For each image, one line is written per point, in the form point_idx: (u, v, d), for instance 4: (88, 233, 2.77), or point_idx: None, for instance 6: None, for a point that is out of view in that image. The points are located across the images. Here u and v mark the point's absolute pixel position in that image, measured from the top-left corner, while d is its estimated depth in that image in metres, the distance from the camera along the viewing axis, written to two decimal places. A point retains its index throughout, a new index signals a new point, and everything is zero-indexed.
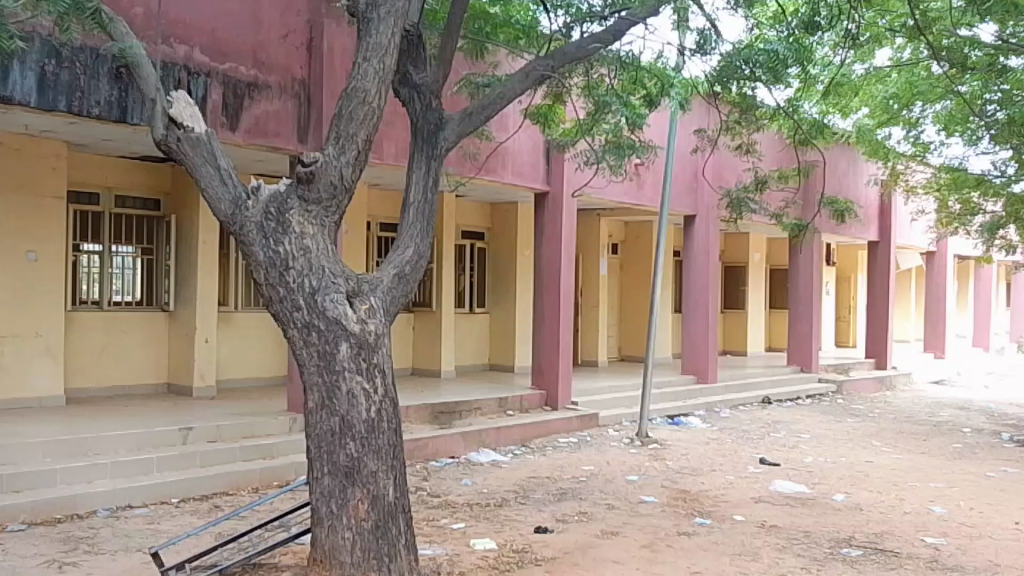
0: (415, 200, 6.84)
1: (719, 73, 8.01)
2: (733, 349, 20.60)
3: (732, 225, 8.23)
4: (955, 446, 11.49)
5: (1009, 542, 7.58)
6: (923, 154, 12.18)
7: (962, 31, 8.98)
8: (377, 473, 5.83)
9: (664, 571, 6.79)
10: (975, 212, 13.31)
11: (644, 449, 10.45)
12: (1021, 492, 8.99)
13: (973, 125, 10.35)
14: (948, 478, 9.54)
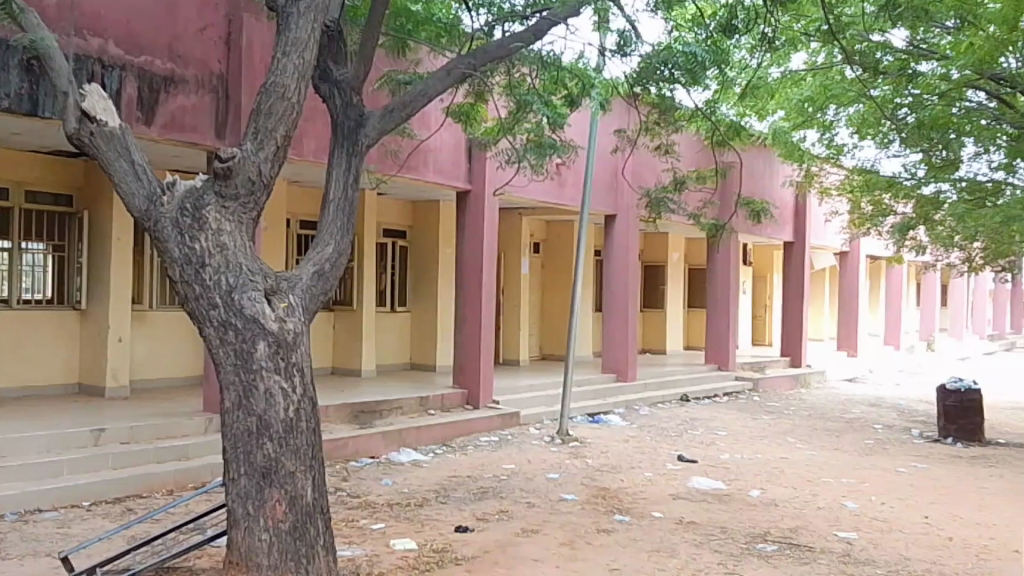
0: (336, 197, 6.60)
1: (639, 73, 8.03)
2: (653, 348, 20.85)
3: (652, 225, 8.36)
4: (866, 442, 11.80)
5: (918, 535, 7.74)
6: (836, 156, 12.52)
7: (874, 36, 9.29)
8: (295, 473, 5.63)
9: (583, 569, 6.79)
10: (885, 213, 13.47)
11: (565, 448, 10.50)
12: (927, 487, 9.24)
13: (883, 128, 10.63)
14: (860, 474, 9.77)
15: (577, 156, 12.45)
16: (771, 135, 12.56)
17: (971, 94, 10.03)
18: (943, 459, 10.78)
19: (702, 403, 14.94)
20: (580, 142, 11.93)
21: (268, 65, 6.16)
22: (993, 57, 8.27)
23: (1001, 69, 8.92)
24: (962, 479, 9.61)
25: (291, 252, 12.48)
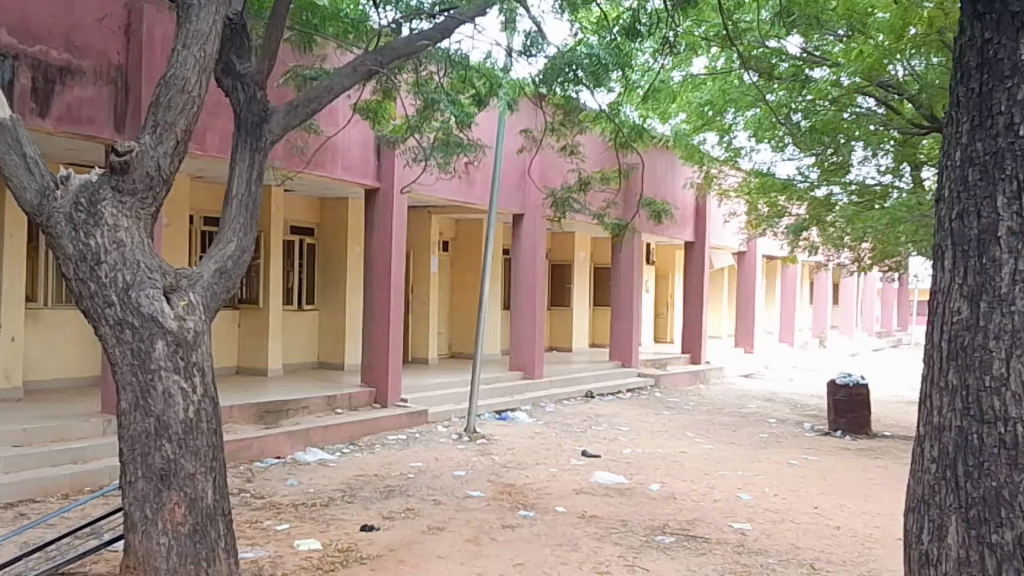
0: (238, 193, 6.34)
1: (545, 74, 8.03)
2: (560, 345, 21.12)
3: (557, 224, 8.60)
4: (761, 435, 12.24)
5: (807, 525, 8.08)
6: (735, 159, 13.00)
7: (771, 43, 9.67)
8: (194, 475, 5.28)
9: (486, 564, 6.86)
10: (780, 215, 14.11)
11: (472, 445, 10.58)
12: (816, 479, 9.66)
13: (777, 132, 11.13)
14: (753, 467, 10.15)
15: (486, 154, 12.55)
16: (673, 137, 12.96)
17: (861, 101, 10.57)
18: (832, 452, 11.26)
19: (606, 398, 15.27)
20: (488, 141, 12.09)
21: (168, 58, 5.81)
22: (880, 65, 8.67)
23: (887, 77, 9.38)
24: (847, 470, 10.09)
25: (192, 249, 12.20)
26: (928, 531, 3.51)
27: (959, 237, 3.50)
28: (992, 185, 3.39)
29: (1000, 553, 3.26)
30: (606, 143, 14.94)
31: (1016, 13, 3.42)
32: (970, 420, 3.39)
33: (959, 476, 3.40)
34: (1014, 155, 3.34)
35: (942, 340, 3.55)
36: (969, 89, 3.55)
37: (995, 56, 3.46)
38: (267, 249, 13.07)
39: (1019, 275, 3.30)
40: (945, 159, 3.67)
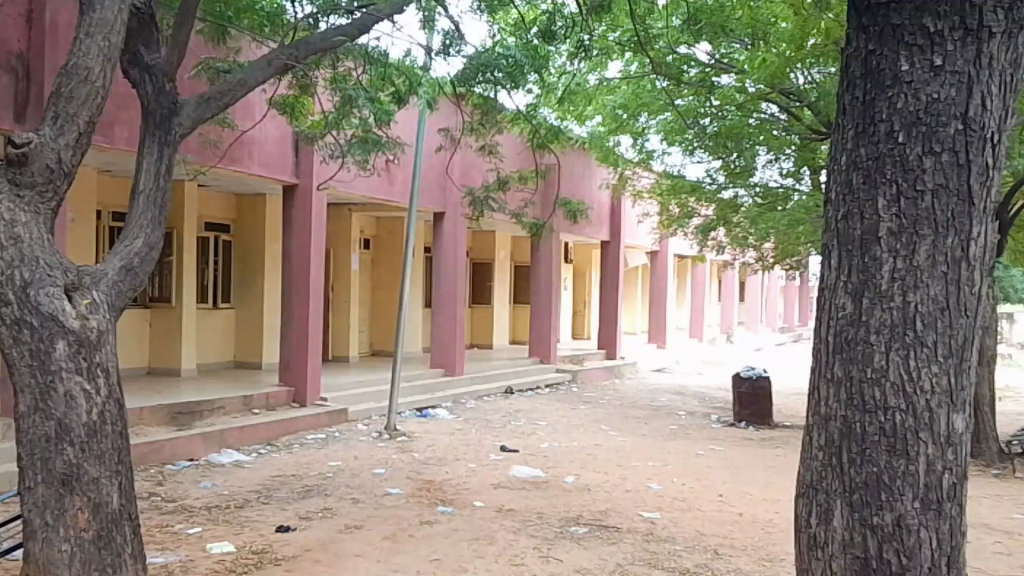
0: (145, 188, 6.18)
1: (464, 74, 8.10)
2: (481, 342, 21.24)
3: (475, 222, 8.68)
4: (671, 428, 12.59)
5: (713, 512, 8.37)
6: (647, 161, 13.55)
7: (682, 50, 9.95)
8: (99, 479, 5.10)
9: (403, 561, 6.86)
10: (690, 215, 14.54)
11: (393, 442, 10.56)
12: (722, 469, 9.98)
13: (686, 136, 11.51)
14: (663, 458, 10.44)
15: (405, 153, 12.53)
16: (588, 139, 13.17)
17: (765, 107, 10.99)
18: (737, 442, 11.66)
19: (525, 394, 15.43)
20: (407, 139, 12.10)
21: (69, 47, 5.63)
22: (780, 74, 9.04)
23: (789, 84, 9.77)
24: (751, 460, 10.48)
25: (100, 245, 11.80)
26: (815, 516, 3.49)
27: (843, 237, 3.44)
28: (873, 189, 3.34)
29: (881, 533, 3.31)
30: (524, 142, 15.00)
31: (897, 25, 3.33)
32: (853, 409, 3.37)
33: (844, 462, 3.39)
34: (894, 160, 3.30)
35: (828, 334, 3.50)
36: (854, 97, 3.48)
37: (878, 66, 3.38)
38: (180, 246, 12.73)
39: (899, 274, 3.29)
40: (832, 159, 3.59)
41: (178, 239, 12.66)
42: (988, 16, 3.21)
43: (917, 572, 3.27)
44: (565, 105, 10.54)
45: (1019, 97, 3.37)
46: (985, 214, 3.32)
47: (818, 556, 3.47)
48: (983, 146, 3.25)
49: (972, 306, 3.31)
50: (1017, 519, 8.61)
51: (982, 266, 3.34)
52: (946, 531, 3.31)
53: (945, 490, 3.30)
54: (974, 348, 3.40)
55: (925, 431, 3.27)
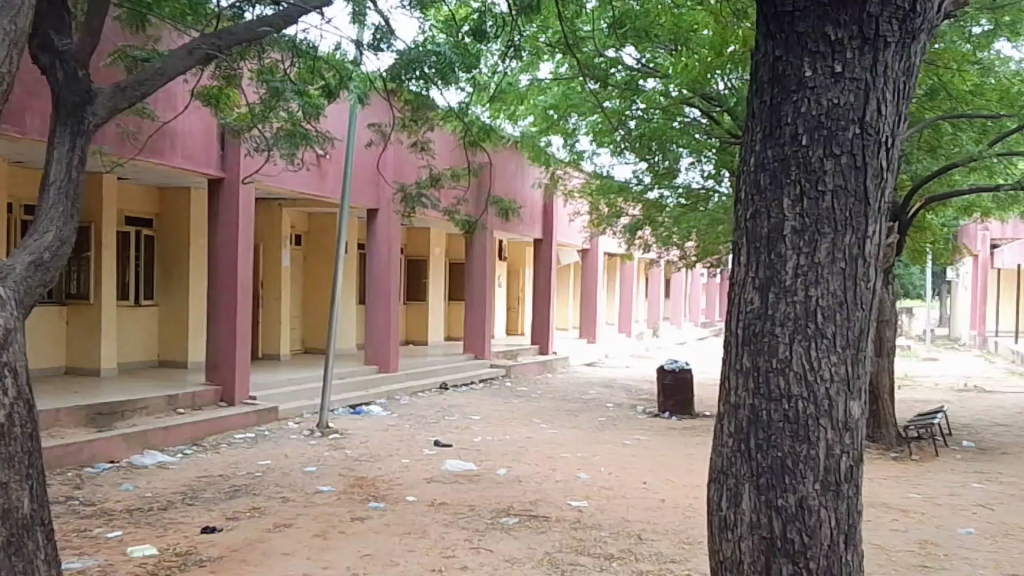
0: (56, 179, 5.93)
1: (395, 71, 8.02)
2: (415, 339, 21.14)
3: (406, 218, 8.59)
4: (600, 419, 12.74)
5: (637, 500, 8.61)
6: (577, 161, 13.60)
7: (609, 53, 10.03)
8: (7, 484, 4.68)
9: (333, 558, 6.76)
10: (618, 214, 14.74)
11: (324, 440, 10.41)
12: (649, 458, 10.16)
13: (612, 138, 11.62)
14: (592, 448, 10.58)
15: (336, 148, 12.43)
16: (520, 138, 13.13)
17: (689, 111, 11.25)
18: (662, 431, 11.89)
19: (459, 389, 15.41)
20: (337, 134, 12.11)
21: None
22: (702, 78, 9.31)
23: (709, 89, 10.00)
24: (676, 448, 10.70)
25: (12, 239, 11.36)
26: (725, 500, 3.52)
27: (752, 235, 3.48)
28: (779, 189, 3.39)
29: (785, 514, 3.36)
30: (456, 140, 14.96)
31: (801, 33, 3.37)
32: (760, 398, 3.42)
33: (751, 448, 3.43)
34: (798, 162, 3.35)
35: (736, 327, 3.54)
36: (762, 101, 3.52)
37: (784, 72, 3.43)
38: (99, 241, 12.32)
39: (802, 270, 3.34)
40: (742, 159, 3.62)
41: (97, 234, 12.27)
42: (884, 27, 3.28)
43: (818, 552, 3.34)
44: (495, 105, 10.52)
45: (912, 104, 3.47)
46: (880, 213, 3.40)
47: (728, 537, 3.50)
48: (879, 150, 3.33)
49: (868, 300, 3.39)
50: (914, 498, 9.01)
51: (877, 263, 3.43)
52: (845, 513, 3.38)
53: (844, 473, 3.37)
54: (870, 340, 3.49)
55: (825, 419, 3.34)
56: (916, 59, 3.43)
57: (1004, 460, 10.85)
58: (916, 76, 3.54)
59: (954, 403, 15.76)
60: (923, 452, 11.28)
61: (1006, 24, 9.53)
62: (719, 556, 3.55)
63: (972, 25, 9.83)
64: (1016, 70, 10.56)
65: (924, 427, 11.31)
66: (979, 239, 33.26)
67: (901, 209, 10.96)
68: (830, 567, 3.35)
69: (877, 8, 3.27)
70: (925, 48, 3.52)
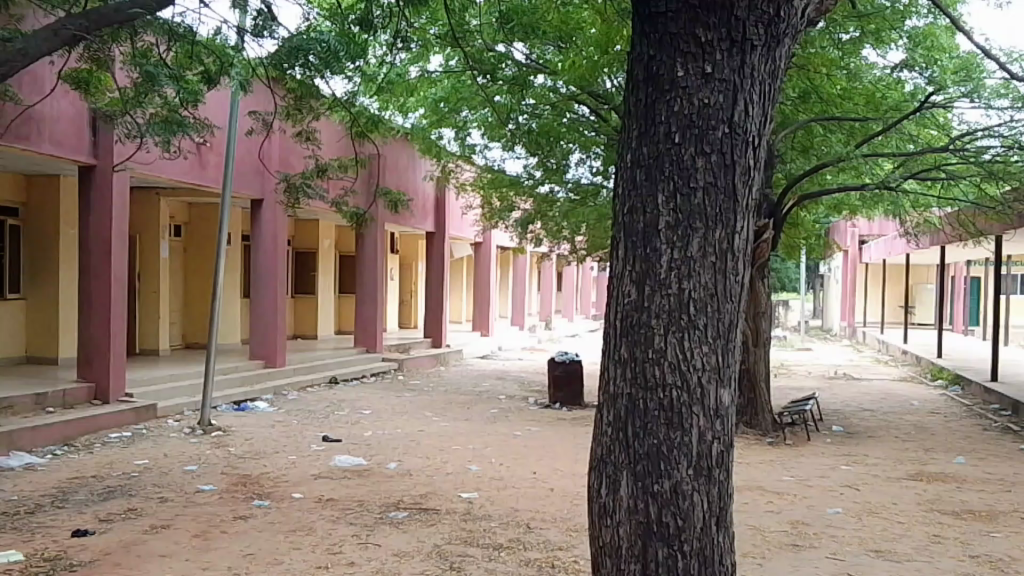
0: None
1: (277, 58, 7.88)
2: (304, 334, 20.80)
3: (290, 209, 8.42)
4: (491, 411, 12.84)
5: (526, 490, 8.73)
6: (470, 154, 13.68)
7: (498, 48, 10.11)
8: None
9: (214, 558, 6.57)
10: (510, 209, 14.98)
11: (206, 438, 10.12)
12: (537, 448, 10.32)
13: (501, 132, 11.74)
14: (483, 440, 10.66)
15: (216, 135, 12.10)
16: (410, 131, 13.01)
17: (577, 107, 11.48)
18: (551, 422, 12.08)
19: (349, 383, 15.25)
20: (217, 120, 11.86)
21: None
22: (589, 76, 9.49)
23: (597, 87, 10.20)
24: (564, 438, 10.91)
25: None
26: (604, 487, 3.60)
27: (628, 230, 3.55)
28: (654, 186, 3.46)
29: (660, 500, 3.47)
30: (344, 130, 14.75)
31: (674, 34, 3.42)
32: (637, 387, 3.51)
33: (629, 436, 3.52)
34: (672, 160, 3.43)
35: (614, 318, 3.61)
36: (638, 99, 3.58)
37: (657, 71, 3.48)
38: None
39: (675, 263, 3.42)
40: (619, 156, 3.68)
41: None
42: (751, 30, 3.37)
43: (691, 534, 3.46)
44: (383, 96, 10.40)
45: (777, 106, 3.59)
46: (748, 209, 3.52)
47: (608, 523, 3.59)
48: (746, 149, 3.44)
49: (737, 293, 3.52)
50: (786, 481, 9.45)
51: (746, 256, 3.56)
52: (716, 494, 3.52)
53: (715, 458, 3.50)
54: (739, 330, 3.62)
55: (697, 407, 3.45)
56: (781, 63, 3.54)
57: (869, 442, 11.51)
58: (781, 77, 3.67)
59: (824, 390, 16.61)
60: (796, 437, 11.82)
61: (872, 33, 10.07)
62: (600, 541, 3.64)
63: (842, 32, 10.34)
64: (881, 75, 11.21)
65: (797, 413, 11.91)
66: (848, 235, 35.24)
67: (775, 205, 11.41)
68: (703, 549, 3.49)
69: (744, 12, 3.36)
70: (790, 51, 3.64)
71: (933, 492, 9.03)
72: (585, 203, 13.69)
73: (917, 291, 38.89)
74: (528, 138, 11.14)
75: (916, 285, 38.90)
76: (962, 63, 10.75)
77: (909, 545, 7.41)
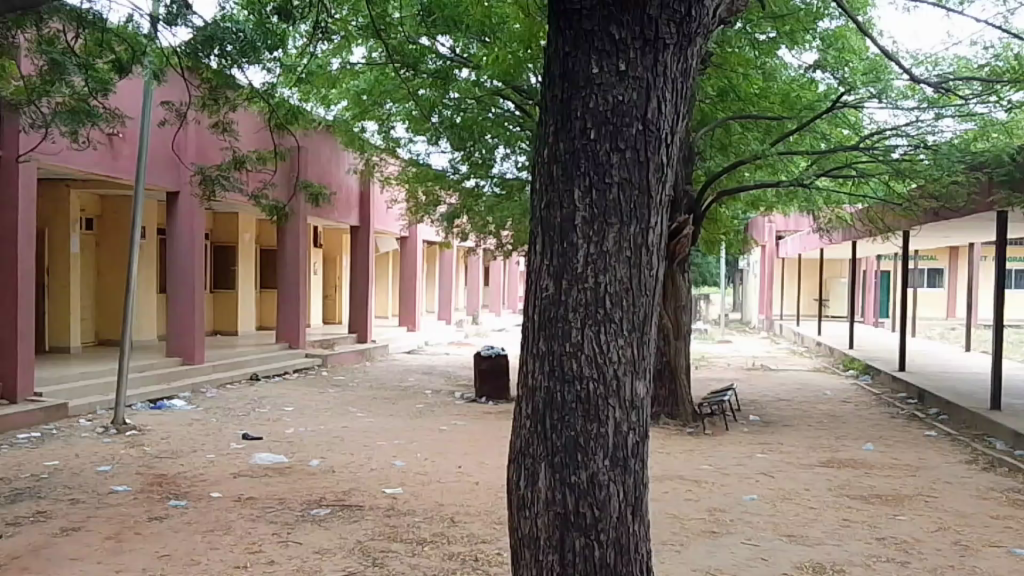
0: None
1: (192, 47, 7.69)
2: (224, 330, 20.45)
3: (206, 202, 8.27)
4: (417, 406, 12.80)
5: (451, 484, 8.75)
6: (394, 147, 13.62)
7: (421, 41, 10.10)
8: None
9: (127, 560, 6.40)
10: (435, 203, 15.01)
11: (121, 437, 9.84)
12: (462, 442, 10.35)
13: (424, 125, 11.73)
14: (407, 435, 10.64)
15: (129, 125, 11.75)
16: (333, 123, 12.87)
17: (502, 103, 11.67)
18: (476, 416, 12.11)
19: (270, 380, 15.05)
20: (128, 110, 11.51)
21: None
22: (513, 70, 9.56)
23: (521, 82, 10.27)
24: (488, 432, 10.96)
25: None
26: (523, 479, 3.61)
27: (546, 225, 3.54)
28: (570, 181, 3.46)
29: (578, 491, 3.49)
30: (261, 122, 14.55)
31: (589, 31, 3.42)
32: (555, 380, 3.52)
33: (546, 428, 3.53)
34: (587, 156, 3.43)
35: (533, 313, 3.61)
36: (553, 95, 3.57)
37: (573, 67, 3.47)
38: None
39: (592, 258, 3.43)
40: (537, 151, 3.67)
41: None
42: (663, 29, 3.40)
43: (607, 523, 3.50)
44: (304, 87, 10.28)
45: (689, 103, 3.63)
46: (662, 205, 3.55)
47: (526, 515, 3.61)
48: (659, 146, 3.46)
49: (651, 287, 3.56)
50: (704, 469, 9.68)
51: (660, 251, 3.59)
52: (631, 484, 3.56)
53: (631, 448, 3.54)
54: (654, 323, 3.66)
55: (613, 398, 3.49)
56: (692, 62, 3.58)
57: (784, 431, 11.87)
58: (693, 76, 3.71)
59: (743, 381, 17.07)
60: (715, 427, 12.11)
61: (786, 34, 10.28)
62: (518, 533, 3.66)
63: (758, 33, 10.59)
64: (795, 76, 11.54)
65: (716, 403, 12.22)
66: (765, 231, 36.29)
67: (695, 201, 11.65)
68: (619, 538, 3.53)
69: (656, 10, 3.38)
70: (701, 50, 3.68)
71: (843, 478, 9.37)
72: (510, 198, 13.76)
73: (831, 285, 40.36)
74: (453, 132, 11.15)
75: (830, 279, 40.33)
76: (872, 64, 11.15)
77: (821, 530, 7.67)
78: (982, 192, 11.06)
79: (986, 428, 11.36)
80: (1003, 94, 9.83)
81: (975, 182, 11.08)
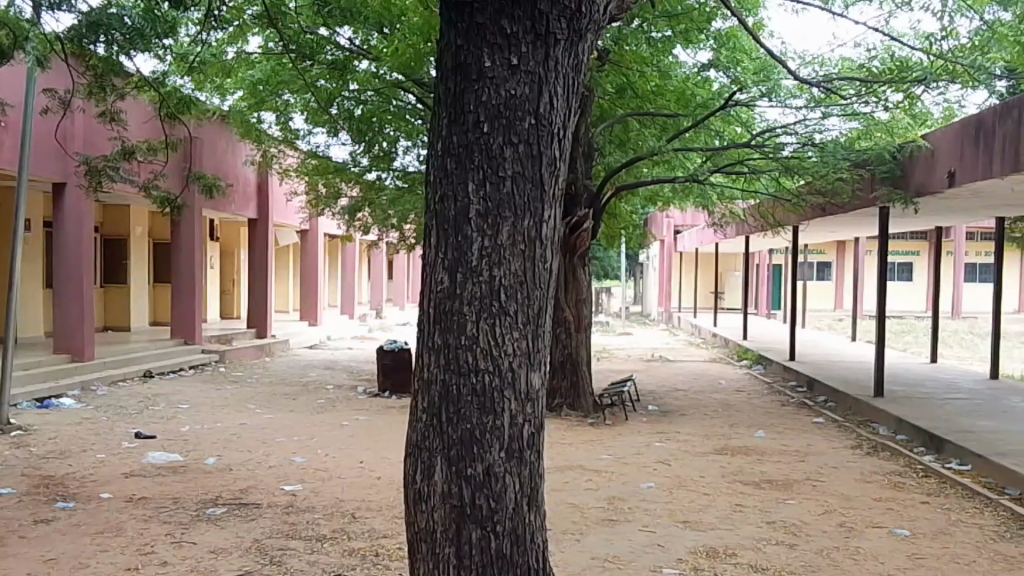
0: None
1: (78, 32, 7.42)
2: (116, 326, 19.79)
3: (92, 192, 7.99)
4: (318, 401, 12.67)
5: (353, 479, 8.72)
6: (293, 138, 13.44)
7: (319, 32, 10.06)
8: None
9: (11, 565, 6.15)
10: (337, 195, 14.90)
11: (4, 438, 9.41)
12: (363, 437, 10.31)
13: (321, 115, 11.63)
14: (307, 431, 10.51)
15: (10, 115, 11.20)
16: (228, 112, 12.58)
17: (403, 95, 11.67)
18: (378, 410, 12.07)
19: (166, 377, 14.68)
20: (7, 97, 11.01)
21: None
22: (413, 63, 9.63)
23: (419, 76, 10.32)
24: (389, 426, 10.95)
25: None
26: (418, 473, 3.63)
27: (439, 218, 3.55)
28: (464, 174, 3.48)
29: (473, 482, 3.52)
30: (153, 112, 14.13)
31: (481, 25, 3.45)
32: (450, 374, 3.53)
33: (442, 422, 3.55)
34: (480, 149, 3.46)
35: (427, 306, 3.61)
36: (446, 89, 3.58)
37: (465, 61, 3.49)
38: None
39: (487, 251, 3.46)
40: (430, 145, 3.68)
41: None
42: (553, 24, 3.47)
43: (502, 514, 3.55)
44: (197, 76, 10.08)
45: (580, 98, 3.71)
46: (554, 199, 3.62)
47: (423, 508, 3.62)
48: (551, 140, 3.53)
49: (545, 280, 3.61)
50: (604, 459, 9.89)
51: (553, 244, 3.66)
52: (527, 475, 3.62)
53: (525, 440, 3.60)
54: (548, 316, 3.73)
55: (509, 390, 3.52)
56: (582, 58, 3.66)
57: (680, 420, 12.22)
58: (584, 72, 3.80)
59: (641, 372, 17.48)
60: (615, 417, 12.38)
61: (681, 32, 10.58)
62: (414, 527, 3.67)
63: (654, 31, 10.86)
64: (690, 74, 11.91)
65: (614, 394, 12.48)
66: (664, 226, 37.29)
67: (595, 195, 11.87)
68: (514, 529, 3.59)
69: (546, 6, 3.45)
70: (592, 46, 3.78)
71: (736, 465, 9.71)
72: (412, 190, 13.77)
73: (727, 278, 41.85)
74: (351, 123, 11.27)
75: (725, 272, 41.84)
76: (762, 64, 11.60)
77: (714, 515, 7.94)
78: (865, 188, 11.62)
79: (869, 414, 11.97)
80: (883, 95, 10.37)
81: (859, 178, 11.64)
